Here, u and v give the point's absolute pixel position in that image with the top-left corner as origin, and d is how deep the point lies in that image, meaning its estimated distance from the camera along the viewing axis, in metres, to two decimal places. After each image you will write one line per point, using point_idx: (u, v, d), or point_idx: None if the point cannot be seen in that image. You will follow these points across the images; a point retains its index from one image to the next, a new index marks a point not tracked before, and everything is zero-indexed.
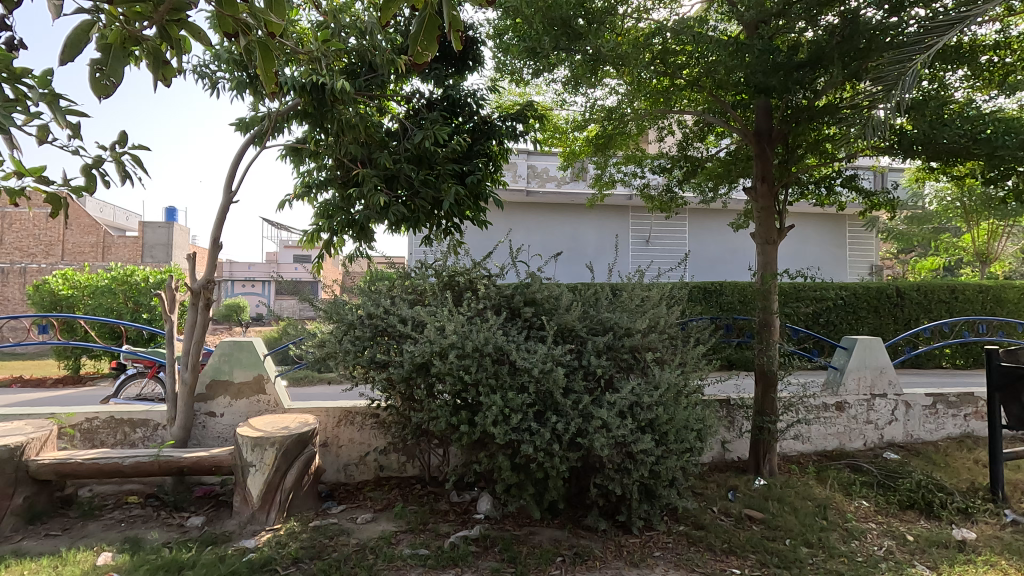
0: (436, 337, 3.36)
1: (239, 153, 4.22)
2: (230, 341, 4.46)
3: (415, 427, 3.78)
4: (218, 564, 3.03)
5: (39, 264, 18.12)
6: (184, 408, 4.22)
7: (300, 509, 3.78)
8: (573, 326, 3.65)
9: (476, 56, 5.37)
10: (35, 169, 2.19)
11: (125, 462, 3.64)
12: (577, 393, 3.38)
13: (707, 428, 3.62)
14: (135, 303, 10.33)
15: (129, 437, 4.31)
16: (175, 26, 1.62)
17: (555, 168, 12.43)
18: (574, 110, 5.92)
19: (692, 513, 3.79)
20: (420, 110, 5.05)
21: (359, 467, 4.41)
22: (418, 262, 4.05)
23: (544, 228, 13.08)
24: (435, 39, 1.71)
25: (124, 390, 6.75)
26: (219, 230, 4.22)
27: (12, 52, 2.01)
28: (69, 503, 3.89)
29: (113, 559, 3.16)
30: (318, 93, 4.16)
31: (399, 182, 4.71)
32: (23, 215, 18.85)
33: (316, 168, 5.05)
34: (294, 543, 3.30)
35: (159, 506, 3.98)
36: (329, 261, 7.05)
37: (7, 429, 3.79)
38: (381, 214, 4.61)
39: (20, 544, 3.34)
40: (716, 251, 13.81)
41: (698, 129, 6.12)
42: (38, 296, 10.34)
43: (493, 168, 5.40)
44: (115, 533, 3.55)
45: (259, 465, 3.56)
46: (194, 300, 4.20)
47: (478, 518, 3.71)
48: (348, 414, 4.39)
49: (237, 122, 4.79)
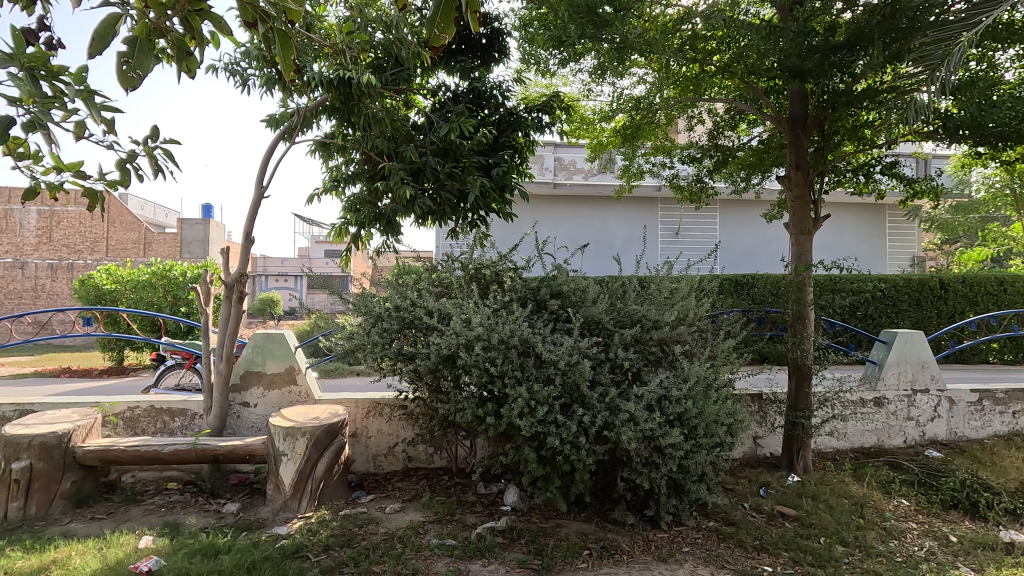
0: (462, 330, 3.37)
1: (269, 149, 4.30)
2: (262, 333, 4.56)
3: (442, 419, 3.80)
4: (252, 550, 3.11)
5: (86, 261, 19.53)
6: (219, 398, 4.32)
7: (330, 498, 3.85)
8: (599, 319, 3.62)
9: (502, 47, 5.33)
10: (73, 164, 2.26)
11: (165, 450, 3.75)
12: (603, 386, 3.34)
13: (739, 422, 3.54)
14: (175, 297, 10.76)
15: (169, 425, 4.47)
16: (198, 16, 1.65)
17: (582, 160, 12.38)
18: (601, 101, 5.87)
19: (722, 510, 3.72)
20: (446, 103, 5.08)
21: (388, 458, 4.47)
22: (444, 255, 4.08)
23: (571, 221, 13.01)
24: (452, 22, 1.68)
25: (163, 379, 7.04)
26: (251, 224, 4.31)
27: (47, 49, 2.07)
28: (113, 488, 4.06)
29: (153, 542, 3.27)
30: (345, 88, 4.20)
31: (425, 175, 4.73)
32: (71, 214, 19.63)
33: (344, 163, 5.13)
34: (324, 531, 3.37)
35: (196, 492, 4.11)
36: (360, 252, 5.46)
37: (56, 416, 3.97)
38: (407, 208, 4.59)
39: (68, 526, 3.50)
40: (749, 242, 13.50)
41: (729, 117, 5.99)
42: (84, 290, 10.85)
43: (520, 160, 5.37)
44: (155, 517, 3.68)
45: (291, 454, 3.64)
46: (228, 293, 4.26)
47: (505, 510, 3.72)
48: (377, 405, 4.45)
49: (268, 119, 4.90)
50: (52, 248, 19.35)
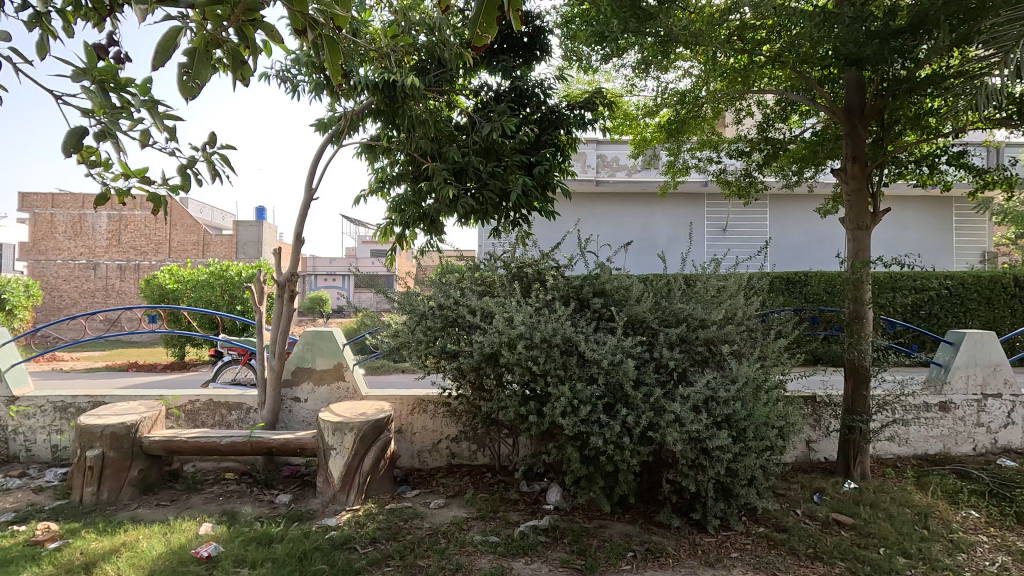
0: (504, 328, 3.38)
1: (318, 152, 4.43)
2: (312, 331, 4.71)
3: (485, 417, 3.83)
4: (303, 540, 3.23)
5: (151, 262, 20.70)
6: (272, 393, 4.49)
7: (376, 492, 3.94)
8: (644, 318, 3.56)
9: (544, 45, 5.32)
10: (139, 171, 2.39)
11: (223, 442, 3.93)
12: (648, 386, 3.29)
13: (791, 426, 3.41)
14: (231, 296, 11.25)
15: (226, 418, 4.69)
16: (251, 26, 1.72)
17: (625, 157, 12.20)
18: (645, 96, 5.77)
19: (773, 515, 3.60)
20: (488, 103, 5.11)
21: (432, 454, 4.54)
22: (487, 254, 4.11)
23: (614, 219, 12.86)
24: (494, 21, 1.68)
25: (221, 374, 7.38)
26: (301, 225, 4.46)
27: (116, 63, 2.20)
28: (176, 477, 4.29)
29: (212, 529, 3.44)
30: (390, 91, 4.29)
31: (468, 175, 4.77)
32: (137, 217, 20.84)
33: (389, 164, 5.24)
34: (371, 524, 3.45)
35: (251, 483, 4.30)
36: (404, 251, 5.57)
37: (125, 408, 4.23)
38: (450, 208, 4.64)
39: (136, 512, 3.72)
40: (801, 238, 12.98)
41: (780, 109, 5.77)
42: (150, 289, 11.51)
43: (562, 158, 5.35)
44: (214, 506, 3.87)
45: (339, 448, 3.76)
46: (280, 292, 4.42)
47: (547, 509, 3.72)
48: (421, 402, 4.53)
49: (317, 123, 5.06)
50: (121, 249, 20.62)
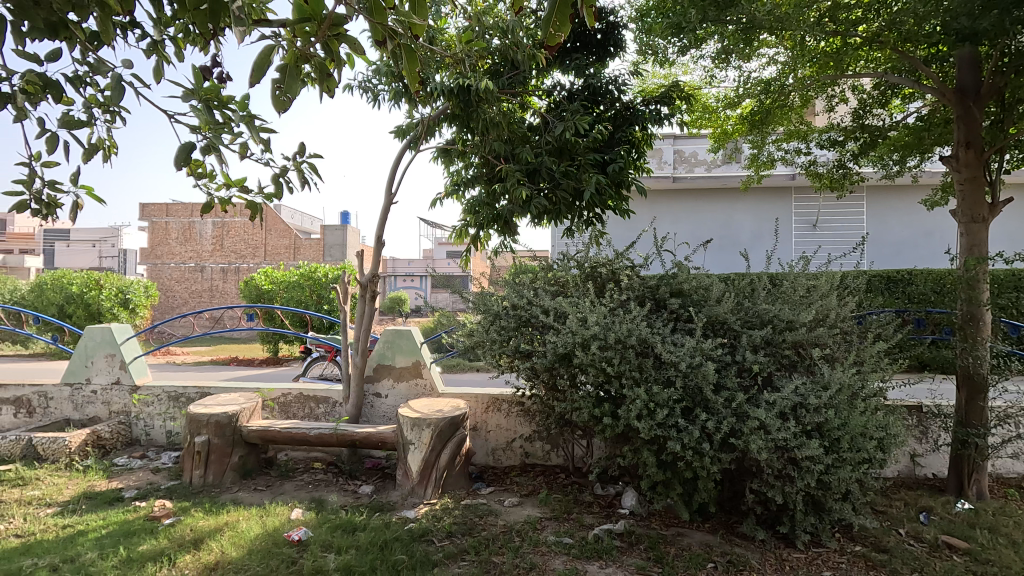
0: (578, 328, 3.36)
1: (397, 158, 4.62)
2: (392, 329, 4.91)
3: (558, 417, 3.82)
4: (384, 530, 3.37)
5: (249, 265, 22.42)
6: (356, 388, 4.72)
7: (453, 488, 4.04)
8: (725, 319, 3.41)
9: (618, 41, 5.24)
10: (239, 181, 2.60)
11: (311, 433, 4.19)
12: (729, 391, 3.14)
13: (892, 437, 3.13)
14: (319, 296, 11.96)
15: (314, 411, 4.99)
16: (336, 40, 1.81)
17: (704, 151, 11.73)
18: (726, 87, 5.53)
19: (871, 534, 3.32)
20: (561, 102, 5.09)
21: (507, 453, 4.59)
22: (560, 254, 4.10)
23: (692, 216, 12.41)
24: (567, 19, 1.67)
25: (311, 369, 7.87)
26: (382, 228, 4.66)
27: (219, 83, 2.41)
28: (271, 464, 4.62)
29: (303, 514, 3.68)
30: (464, 95, 4.40)
31: (541, 175, 4.78)
32: (237, 224, 22.64)
33: (464, 167, 5.35)
34: (448, 518, 3.54)
35: (337, 473, 4.55)
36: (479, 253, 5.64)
37: (228, 398, 4.61)
38: (523, 209, 4.67)
39: (237, 494, 4.05)
40: (904, 233, 11.91)
41: (878, 94, 5.32)
42: (249, 290, 12.49)
43: (637, 155, 5.23)
44: (304, 492, 4.12)
45: (418, 443, 3.90)
46: (363, 292, 4.64)
47: (623, 513, 3.65)
48: (495, 401, 4.59)
49: (396, 130, 5.27)
50: (224, 253, 22.50)
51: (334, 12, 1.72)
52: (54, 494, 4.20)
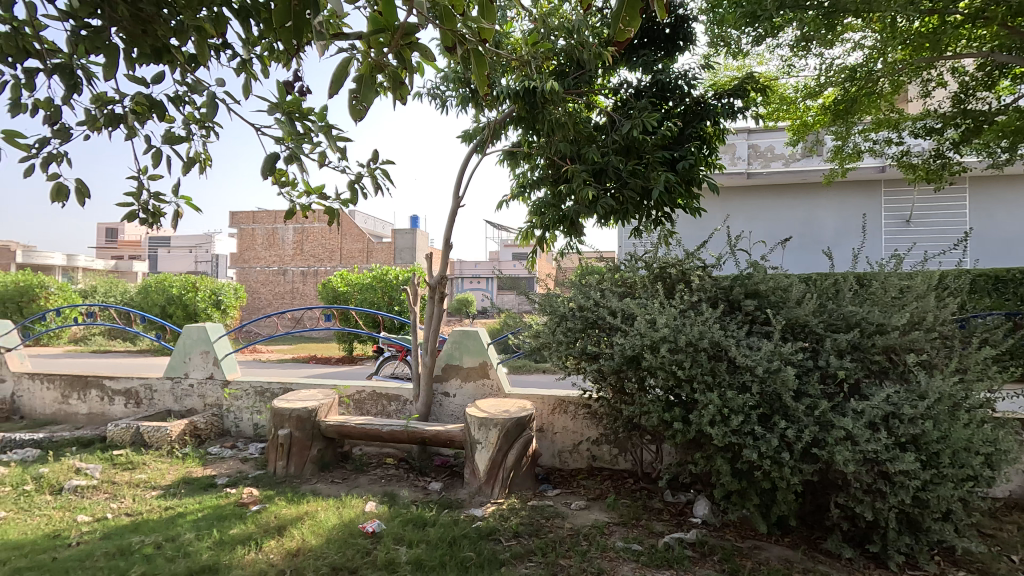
0: (647, 330, 3.28)
1: (464, 161, 4.71)
2: (459, 330, 5.01)
3: (626, 421, 3.75)
4: (453, 527, 3.44)
5: (326, 268, 23.61)
6: (425, 387, 4.85)
7: (520, 488, 4.05)
8: (806, 321, 3.22)
9: (687, 34, 5.12)
10: (319, 188, 2.75)
11: (384, 429, 4.34)
12: (812, 398, 2.96)
13: (1003, 454, 2.83)
14: (390, 298, 12.38)
15: (386, 408, 5.17)
16: (409, 49, 1.87)
17: (782, 145, 11.14)
18: (806, 76, 5.26)
19: (977, 560, 3.02)
20: (628, 100, 5.01)
21: (573, 455, 4.56)
22: (627, 255, 4.02)
23: (769, 214, 11.82)
24: (637, 15, 1.64)
25: (383, 368, 8.17)
26: (450, 231, 4.77)
27: (300, 95, 2.55)
28: (347, 458, 4.83)
29: (376, 508, 3.82)
30: (530, 97, 4.42)
31: (608, 175, 4.71)
32: (316, 229, 23.90)
33: (530, 169, 5.38)
34: (515, 518, 3.56)
35: (408, 469, 4.69)
36: (545, 254, 5.65)
37: (308, 394, 4.87)
38: (590, 209, 4.63)
39: (316, 486, 4.27)
40: (1015, 227, 10.79)
41: (984, 75, 4.84)
42: (326, 292, 13.15)
43: (708, 151, 5.06)
44: (377, 487, 4.28)
45: (485, 442, 3.95)
46: (432, 294, 4.76)
47: (694, 522, 3.52)
48: (562, 402, 4.57)
49: (463, 135, 5.39)
50: (303, 257, 23.81)
51: (407, 22, 1.79)
52: (158, 478, 4.60)
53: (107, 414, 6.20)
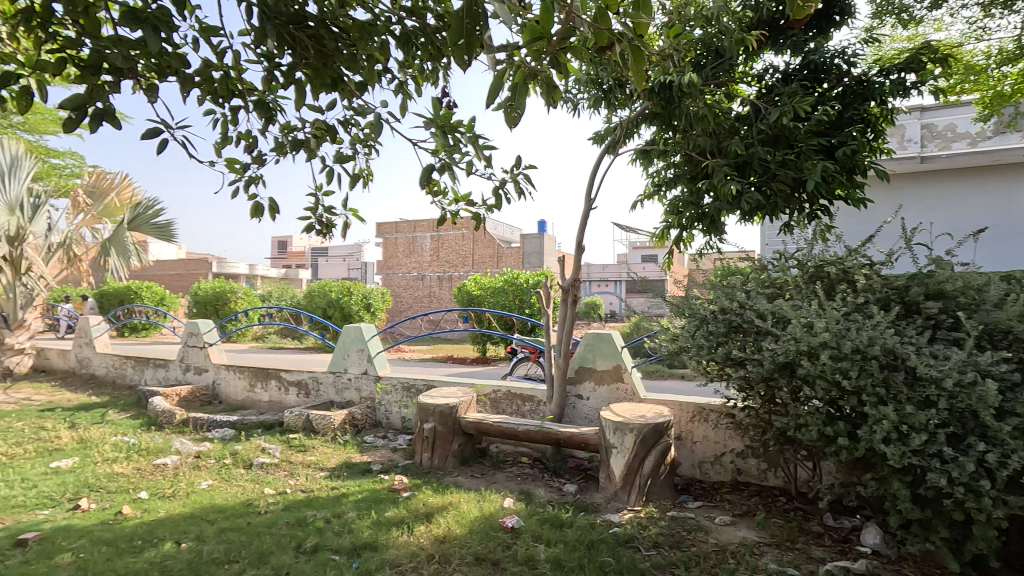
0: (803, 335, 2.99)
1: (596, 163, 4.69)
2: (593, 333, 4.99)
3: (778, 433, 3.46)
4: (590, 530, 3.43)
5: (460, 273, 24.88)
6: (559, 389, 4.90)
7: (658, 497, 3.92)
8: (1010, 327, 2.73)
9: (845, 6, 4.61)
10: (465, 196, 2.91)
11: (520, 429, 4.46)
12: (1021, 418, 2.49)
13: None
14: (521, 301, 12.69)
15: (521, 408, 5.31)
16: (564, 52, 1.91)
17: (967, 121, 9.55)
18: (1002, 38, 4.49)
19: None
20: (775, 86, 4.64)
21: (715, 467, 4.30)
22: (777, 253, 3.72)
23: (953, 201, 10.19)
24: None
25: (517, 369, 8.40)
26: (583, 234, 4.78)
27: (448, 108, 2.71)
28: (485, 454, 5.05)
29: (514, 504, 3.93)
30: (666, 92, 4.28)
31: (753, 168, 4.39)
32: (450, 236, 25.31)
33: (665, 167, 5.20)
34: (654, 528, 3.45)
35: (543, 469, 4.77)
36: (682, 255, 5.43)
37: (449, 391, 5.17)
38: (732, 205, 4.36)
39: (457, 478, 4.52)
40: None
41: None
42: (462, 295, 13.85)
43: (873, 135, 4.51)
44: (514, 484, 4.41)
45: (621, 447, 3.88)
46: (565, 297, 4.80)
47: (862, 552, 3.14)
48: (702, 410, 4.34)
49: (594, 137, 5.38)
50: (440, 263, 25.34)
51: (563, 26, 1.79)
52: (324, 461, 5.19)
53: (283, 402, 7.12)
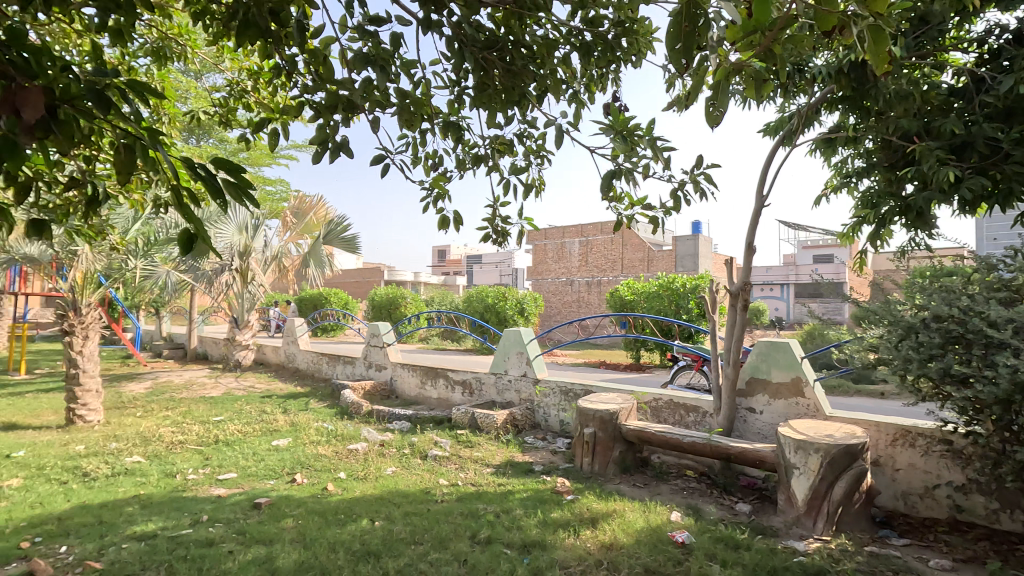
0: None
1: (769, 156, 4.34)
2: (766, 341, 4.59)
3: (1018, 467, 2.86)
4: (771, 556, 3.15)
5: (610, 278, 24.60)
6: (727, 401, 4.58)
7: (850, 528, 3.48)
8: None
9: None
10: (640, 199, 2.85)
11: (684, 440, 4.27)
12: None
13: None
14: (677, 305, 12.14)
15: (684, 419, 5.08)
16: (783, 43, 1.57)
17: None
18: None
19: None
20: (1003, 49, 3.88)
21: (926, 501, 3.68)
22: (1012, 248, 3.11)
23: None
24: None
25: (677, 377, 8.04)
26: (754, 234, 4.44)
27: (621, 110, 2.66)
28: (646, 464, 4.91)
29: (682, 519, 3.77)
30: (857, 71, 3.78)
31: (974, 150, 3.70)
32: (599, 241, 25.19)
33: (855, 156, 4.61)
34: (849, 562, 3.06)
35: (710, 484, 4.50)
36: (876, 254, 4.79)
37: (608, 397, 5.14)
38: (947, 195, 3.73)
39: (619, 486, 4.46)
40: None
41: None
42: (614, 300, 13.68)
43: None
44: (680, 497, 4.23)
45: (803, 468, 3.51)
46: (733, 302, 4.48)
47: None
48: (906, 433, 3.75)
49: (766, 129, 5.01)
50: (589, 268, 25.33)
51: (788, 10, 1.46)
52: (490, 458, 5.46)
53: (450, 400, 7.67)
